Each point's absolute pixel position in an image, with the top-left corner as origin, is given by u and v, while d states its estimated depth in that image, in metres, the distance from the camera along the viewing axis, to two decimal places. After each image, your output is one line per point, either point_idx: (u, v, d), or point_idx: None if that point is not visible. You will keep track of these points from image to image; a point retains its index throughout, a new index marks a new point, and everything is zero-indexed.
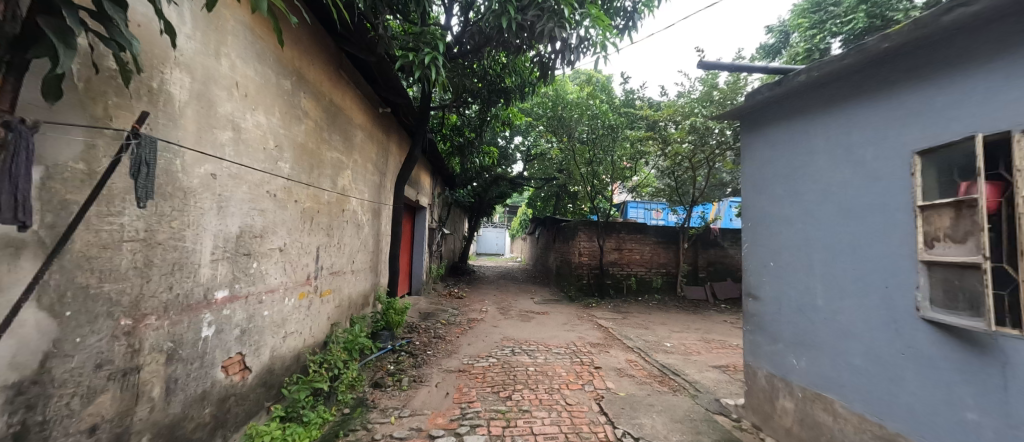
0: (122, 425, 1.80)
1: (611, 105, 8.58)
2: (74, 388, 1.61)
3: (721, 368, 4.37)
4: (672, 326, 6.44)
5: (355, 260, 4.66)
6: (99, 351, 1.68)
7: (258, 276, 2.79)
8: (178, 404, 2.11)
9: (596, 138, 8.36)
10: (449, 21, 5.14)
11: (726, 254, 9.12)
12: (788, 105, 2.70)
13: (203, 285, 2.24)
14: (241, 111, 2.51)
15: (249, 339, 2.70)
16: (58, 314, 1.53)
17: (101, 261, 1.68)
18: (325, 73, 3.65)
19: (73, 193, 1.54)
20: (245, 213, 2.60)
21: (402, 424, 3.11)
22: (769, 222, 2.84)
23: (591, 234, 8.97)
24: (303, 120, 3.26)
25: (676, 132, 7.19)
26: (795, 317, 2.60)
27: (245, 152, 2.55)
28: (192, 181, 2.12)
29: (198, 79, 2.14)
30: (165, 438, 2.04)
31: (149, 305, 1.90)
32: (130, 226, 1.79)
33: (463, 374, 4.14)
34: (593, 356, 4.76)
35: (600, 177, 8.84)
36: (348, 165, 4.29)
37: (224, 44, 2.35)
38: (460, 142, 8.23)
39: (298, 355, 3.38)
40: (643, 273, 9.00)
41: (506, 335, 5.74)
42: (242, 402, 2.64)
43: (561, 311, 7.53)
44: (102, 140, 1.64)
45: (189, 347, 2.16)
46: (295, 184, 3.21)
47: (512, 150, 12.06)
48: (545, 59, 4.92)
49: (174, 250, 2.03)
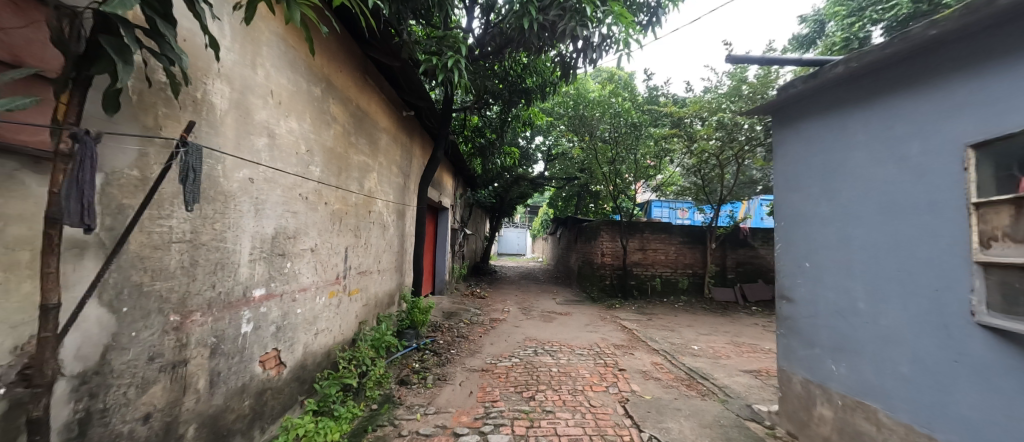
0: (171, 415, 1.92)
1: (634, 102, 8.45)
2: (130, 379, 1.73)
3: (752, 373, 4.23)
4: (699, 329, 6.27)
5: (381, 260, 4.78)
6: (151, 345, 1.80)
7: (292, 275, 2.92)
8: (219, 396, 2.23)
9: (619, 137, 8.29)
10: (471, 23, 5.21)
11: (757, 254, 8.79)
12: (823, 99, 2.60)
13: (241, 283, 2.37)
14: (276, 117, 2.64)
15: (284, 335, 2.83)
16: (116, 310, 1.65)
17: (154, 262, 1.80)
18: (353, 79, 3.78)
19: (128, 198, 1.66)
20: (280, 215, 2.73)
21: (428, 421, 3.18)
22: (803, 221, 2.73)
23: (613, 234, 8.87)
24: (331, 125, 3.38)
25: (702, 128, 6.99)
26: (833, 321, 2.49)
27: (280, 157, 2.68)
28: (232, 185, 2.25)
29: (236, 88, 2.26)
30: (210, 428, 2.17)
31: (194, 302, 2.02)
32: (178, 228, 1.91)
33: (486, 374, 4.18)
34: (617, 357, 4.70)
35: (622, 176, 8.72)
36: (374, 168, 4.42)
37: (259, 54, 2.47)
38: (481, 144, 8.37)
39: (329, 351, 3.51)
40: (668, 273, 8.80)
41: (528, 335, 5.75)
42: (278, 395, 2.77)
43: (584, 312, 7.47)
44: (153, 148, 1.76)
45: (230, 342, 2.29)
46: (325, 187, 3.33)
47: (533, 149, 12.07)
48: (567, 58, 4.91)
49: (216, 251, 2.15)
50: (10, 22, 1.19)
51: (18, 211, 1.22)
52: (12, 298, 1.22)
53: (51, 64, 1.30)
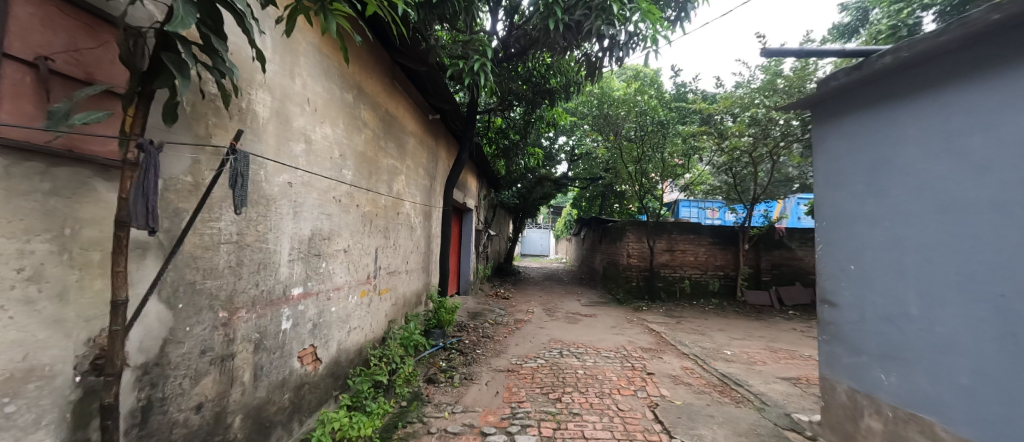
0: (220, 405, 2.05)
1: (661, 100, 8.30)
2: (185, 371, 1.85)
3: (790, 381, 4.05)
4: (732, 333, 6.06)
5: (409, 260, 4.89)
6: (203, 339, 1.93)
7: (327, 275, 3.04)
8: (262, 389, 2.36)
9: (645, 135, 8.12)
10: (495, 25, 5.26)
11: (795, 256, 8.40)
12: (871, 91, 2.46)
13: (281, 282, 2.50)
14: (312, 124, 2.76)
15: (320, 332, 2.95)
16: (173, 306, 1.77)
17: (205, 261, 1.93)
18: (382, 85, 3.89)
19: (183, 202, 1.79)
20: (316, 217, 2.85)
21: (455, 420, 3.23)
22: (845, 221, 2.59)
23: (639, 235, 8.69)
24: (362, 130, 3.50)
25: (734, 125, 6.73)
26: (882, 327, 2.35)
27: (316, 162, 2.80)
28: (274, 189, 2.38)
29: (277, 97, 2.39)
30: (254, 419, 2.30)
31: (241, 299, 2.15)
32: (226, 230, 2.04)
33: (512, 374, 4.20)
34: (646, 361, 4.61)
35: (649, 175, 8.54)
36: (402, 170, 4.53)
37: (297, 64, 2.59)
38: (505, 145, 8.47)
39: (360, 349, 3.63)
40: (698, 275, 8.54)
41: (554, 337, 5.73)
42: (314, 390, 2.90)
43: (609, 314, 7.37)
44: (205, 156, 1.89)
45: (272, 338, 2.42)
46: (357, 190, 3.45)
47: (557, 150, 12.02)
48: (593, 57, 4.86)
49: (259, 252, 2.28)
50: (84, 43, 1.30)
51: (91, 215, 1.33)
52: (86, 294, 1.33)
53: (119, 79, 1.42)
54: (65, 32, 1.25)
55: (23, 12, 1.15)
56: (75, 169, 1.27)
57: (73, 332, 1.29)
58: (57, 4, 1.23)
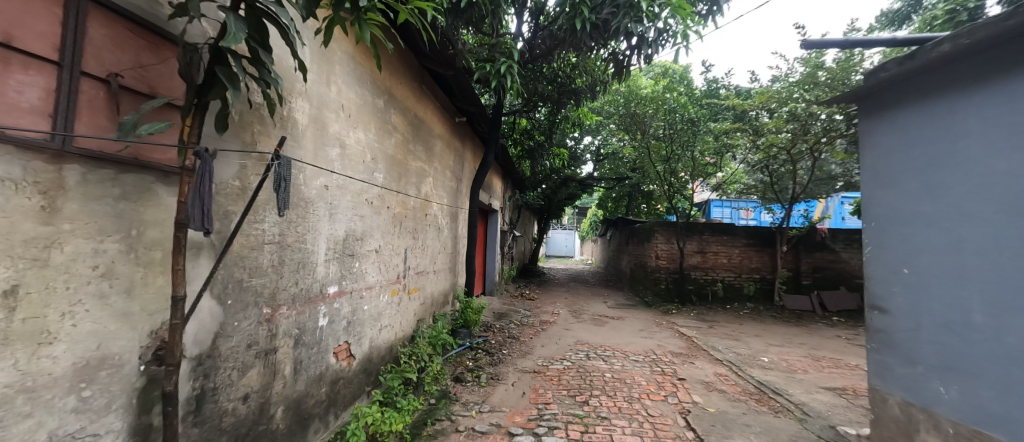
0: (264, 396, 2.17)
1: (691, 97, 8.09)
2: (234, 363, 1.97)
3: (833, 391, 3.84)
4: (769, 339, 5.81)
5: (436, 261, 4.99)
6: (249, 334, 2.05)
7: (360, 274, 3.16)
8: (301, 383, 2.48)
9: (674, 134, 7.90)
10: (520, 27, 5.29)
11: (838, 258, 7.96)
12: (928, 80, 2.30)
13: (319, 281, 2.62)
14: (346, 129, 2.88)
15: (353, 330, 3.07)
16: (223, 302, 1.89)
17: (251, 261, 2.05)
18: (411, 90, 3.99)
19: (232, 205, 1.91)
20: (350, 219, 2.97)
21: (483, 419, 3.28)
22: (897, 221, 2.45)
23: (669, 236, 8.49)
24: (393, 134, 3.61)
25: (771, 121, 6.44)
26: (940, 336, 2.20)
27: (349, 165, 2.91)
28: (311, 192, 2.50)
29: (314, 104, 2.51)
30: (294, 411, 2.42)
31: (282, 297, 2.27)
32: (270, 230, 2.16)
33: (538, 376, 4.21)
34: (676, 366, 4.50)
35: (678, 174, 8.33)
36: (430, 173, 4.63)
37: (333, 73, 2.71)
38: (530, 146, 8.50)
39: (391, 346, 3.74)
40: (731, 278, 8.24)
41: (580, 339, 5.68)
42: (348, 385, 3.01)
43: (637, 317, 7.23)
44: (251, 162, 2.01)
45: (310, 334, 2.54)
46: (387, 192, 3.56)
47: (582, 150, 11.93)
48: (620, 56, 4.80)
49: (299, 252, 2.40)
50: (148, 60, 1.42)
51: (154, 217, 1.44)
52: (150, 290, 1.44)
53: (176, 92, 1.53)
54: (132, 50, 1.37)
55: (98, 33, 1.26)
56: (140, 175, 1.39)
57: (139, 324, 1.40)
58: (125, 25, 1.34)
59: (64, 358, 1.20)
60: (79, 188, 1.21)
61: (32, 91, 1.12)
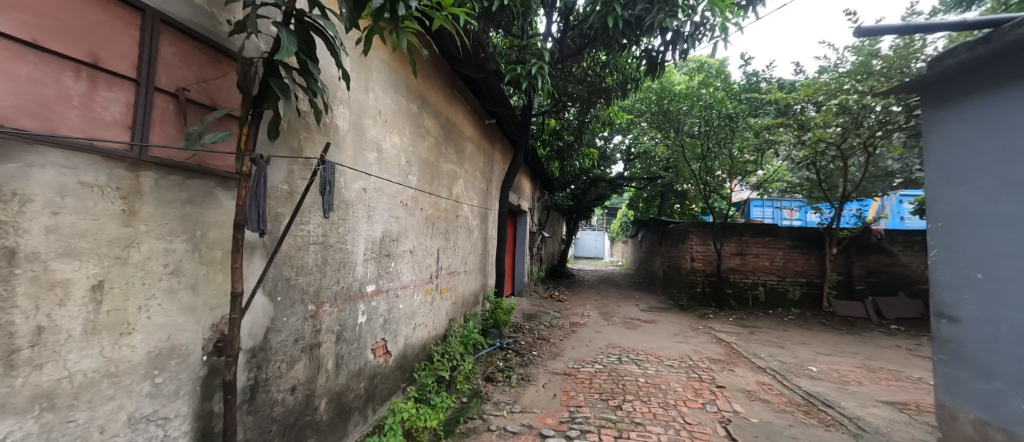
0: (309, 388, 2.29)
1: (728, 92, 7.79)
2: (283, 356, 2.09)
3: (892, 405, 3.57)
4: (817, 348, 5.48)
5: (467, 261, 5.07)
6: (296, 329, 2.17)
7: (396, 274, 3.26)
8: (343, 377, 2.60)
9: (710, 131, 7.63)
10: (550, 28, 5.29)
11: (895, 262, 7.41)
12: (1008, 65, 2.10)
13: (358, 280, 2.74)
14: (383, 133, 2.98)
15: (389, 328, 3.17)
16: (274, 298, 2.01)
17: (298, 260, 2.17)
18: (443, 94, 4.08)
19: (281, 208, 2.03)
20: (387, 220, 3.08)
21: (515, 419, 3.30)
22: (969, 221, 2.25)
23: (705, 237, 8.19)
24: (425, 138, 3.70)
25: (819, 115, 6.08)
26: (1020, 348, 2.01)
27: (386, 169, 3.02)
28: (351, 194, 2.62)
29: (354, 110, 2.62)
30: (336, 403, 2.54)
31: (325, 294, 2.39)
32: (314, 231, 2.28)
33: (569, 378, 4.18)
34: (714, 373, 4.33)
35: (714, 173, 8.04)
36: (461, 175, 4.72)
37: (371, 80, 2.81)
38: (559, 146, 8.48)
39: (424, 345, 3.84)
40: (774, 282, 7.85)
41: (612, 342, 5.59)
42: (385, 380, 3.12)
43: (671, 320, 7.03)
44: (297, 166, 2.13)
45: (350, 330, 2.66)
46: (421, 194, 3.66)
47: (612, 149, 11.78)
48: (654, 52, 4.69)
49: (340, 252, 2.52)
50: (210, 75, 1.55)
51: (215, 219, 1.56)
52: (210, 287, 1.56)
53: (234, 104, 1.66)
54: (196, 66, 1.49)
55: (168, 52, 1.38)
56: (202, 180, 1.51)
57: (202, 318, 1.53)
58: (192, 43, 1.46)
59: (141, 346, 1.32)
60: (153, 193, 1.33)
61: (116, 106, 1.24)
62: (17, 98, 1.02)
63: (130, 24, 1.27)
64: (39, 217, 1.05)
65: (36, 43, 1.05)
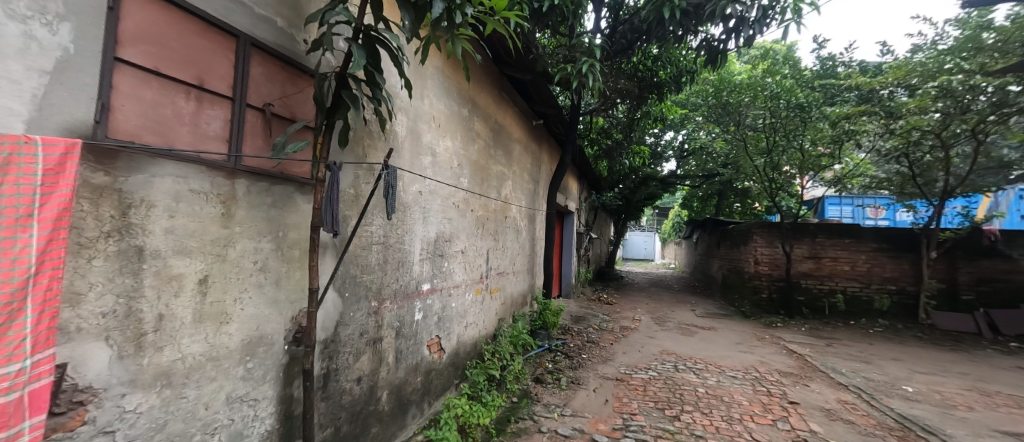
0: (373, 380, 2.44)
1: (797, 79, 7.14)
2: (351, 348, 2.24)
3: (1015, 437, 3.08)
4: (911, 365, 4.87)
5: (516, 262, 5.12)
6: (361, 324, 2.32)
7: (448, 273, 3.37)
8: (402, 370, 2.74)
9: (776, 124, 6.98)
10: (599, 24, 5.21)
11: (1011, 268, 6.39)
12: None
13: (415, 279, 2.87)
14: (436, 138, 3.09)
15: (443, 325, 3.29)
16: (343, 294, 2.17)
17: (363, 259, 2.31)
18: (493, 97, 4.15)
19: (349, 211, 2.19)
20: (440, 221, 3.19)
21: (565, 422, 3.28)
22: None
23: (771, 239, 7.63)
24: (476, 141, 3.78)
25: (912, 100, 5.40)
26: None
27: (439, 171, 3.14)
28: (408, 196, 2.76)
29: (411, 117, 2.74)
30: (395, 395, 2.68)
31: (386, 292, 2.54)
32: (376, 232, 2.42)
33: (621, 384, 4.07)
34: (784, 387, 4.00)
35: (781, 169, 7.41)
36: (509, 176, 4.77)
37: (426, 87, 2.93)
38: (608, 145, 8.30)
39: (475, 343, 3.93)
40: (855, 289, 7.10)
41: (666, 348, 5.36)
42: (439, 376, 3.24)
43: (732, 328, 6.60)
44: (362, 171, 2.28)
45: (408, 327, 2.79)
46: (472, 196, 3.76)
47: (664, 147, 11.33)
48: (715, 42, 4.44)
49: (399, 252, 2.65)
50: (290, 90, 1.71)
51: (294, 221, 1.72)
52: (290, 283, 1.72)
53: (309, 116, 1.82)
54: (278, 83, 1.65)
55: (257, 72, 1.55)
56: (284, 186, 1.66)
57: (284, 310, 1.69)
58: (276, 62, 1.63)
59: (236, 334, 1.48)
60: (245, 198, 1.49)
61: (217, 122, 1.40)
62: (144, 119, 1.20)
63: (228, 48, 1.44)
64: (160, 219, 1.21)
65: (158, 71, 1.22)
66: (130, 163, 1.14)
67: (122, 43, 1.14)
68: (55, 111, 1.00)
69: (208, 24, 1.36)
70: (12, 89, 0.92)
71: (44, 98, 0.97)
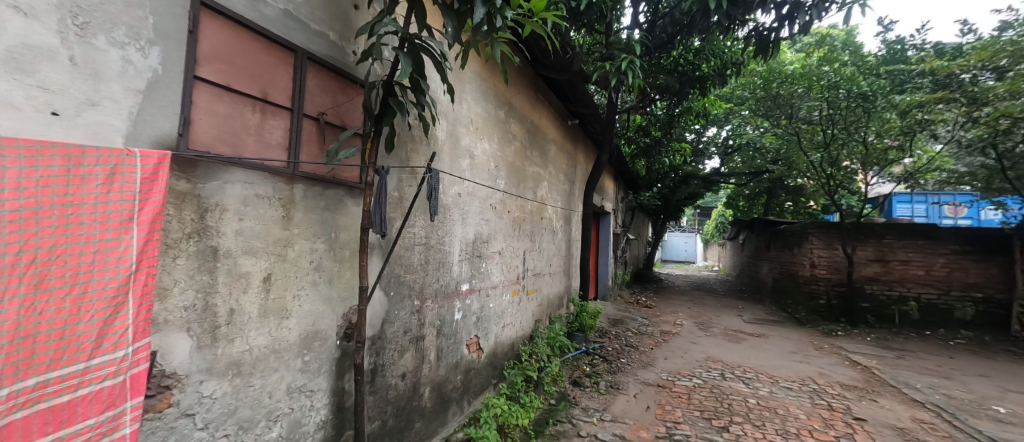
0: (416, 376, 2.52)
1: (859, 66, 6.60)
2: (396, 345, 2.33)
3: None
4: (1001, 383, 4.36)
5: (552, 263, 5.10)
6: (405, 321, 2.41)
7: (486, 274, 3.42)
8: (443, 368, 2.81)
9: (836, 115, 6.51)
10: (637, 19, 5.09)
11: None
12: None
13: (455, 279, 2.93)
14: (474, 141, 3.14)
15: (482, 324, 3.34)
16: (388, 293, 2.26)
17: (406, 259, 2.40)
18: (529, 98, 4.17)
19: (394, 213, 2.28)
20: (479, 222, 3.25)
21: (605, 427, 3.22)
22: None
23: (830, 240, 7.12)
24: (512, 142, 3.81)
25: (1001, 85, 4.82)
26: None
27: (477, 173, 3.19)
28: (448, 197, 2.83)
29: (450, 121, 2.81)
30: (437, 392, 2.75)
31: (428, 291, 2.62)
32: (419, 233, 2.51)
33: (664, 390, 3.94)
34: (847, 402, 3.71)
35: (840, 164, 6.88)
36: (545, 177, 4.76)
37: (464, 91, 2.98)
38: (645, 143, 8.05)
39: (512, 344, 3.96)
40: (931, 297, 6.46)
41: (711, 355, 5.13)
42: (478, 375, 3.30)
43: (785, 335, 6.20)
44: (405, 175, 2.36)
45: (449, 325, 2.86)
46: (508, 197, 3.79)
47: (706, 143, 10.91)
48: (765, 31, 4.21)
49: (439, 252, 2.73)
50: (341, 100, 1.81)
51: (345, 222, 1.82)
52: (341, 281, 1.81)
53: (358, 123, 1.91)
54: (331, 93, 1.75)
55: (312, 83, 1.65)
56: (336, 190, 1.76)
57: (336, 307, 1.78)
58: (329, 73, 1.73)
59: (295, 329, 1.59)
60: (302, 201, 1.59)
61: (278, 131, 1.51)
62: (218, 130, 1.31)
63: (288, 63, 1.55)
64: (231, 222, 1.33)
65: (229, 86, 1.34)
66: (207, 171, 1.26)
67: (200, 62, 1.25)
68: (148, 126, 1.12)
69: (271, 41, 1.47)
70: (115, 108, 1.05)
71: (139, 114, 1.10)
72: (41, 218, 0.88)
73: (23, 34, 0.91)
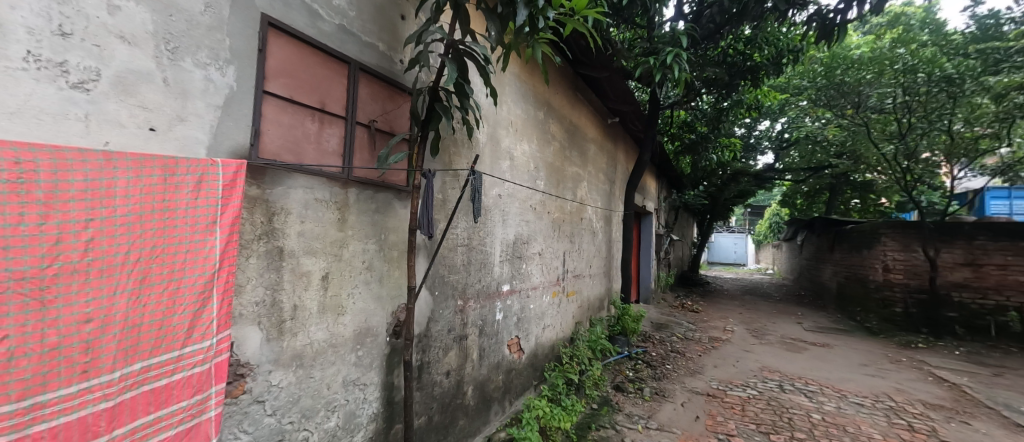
0: (459, 374, 2.58)
1: (940, 47, 5.91)
2: (440, 344, 2.40)
3: None
4: None
5: (593, 265, 5.02)
6: (449, 321, 2.47)
7: (527, 275, 3.43)
8: (484, 368, 2.85)
9: (912, 101, 5.86)
10: (682, 10, 4.90)
11: None
12: None
13: (496, 279, 2.97)
14: (514, 143, 3.16)
15: (523, 325, 3.36)
16: (433, 292, 2.32)
17: (450, 260, 2.46)
18: (568, 98, 4.13)
19: (438, 215, 2.35)
20: (519, 223, 3.27)
21: (650, 436, 3.12)
22: None
23: (908, 242, 6.51)
24: (551, 143, 3.80)
25: None
26: None
27: (517, 175, 3.21)
28: (489, 199, 2.87)
29: (490, 124, 2.84)
30: (479, 391, 2.80)
31: (471, 291, 2.67)
32: (462, 234, 2.56)
33: (714, 400, 3.75)
34: (933, 423, 3.33)
35: (917, 156, 6.21)
36: (584, 177, 4.70)
37: (504, 93, 3.01)
38: (691, 140, 7.70)
39: (553, 346, 3.94)
40: None
41: (767, 365, 4.81)
42: (519, 376, 3.31)
43: (852, 346, 5.69)
44: (449, 178, 2.42)
45: (490, 326, 2.90)
46: (548, 197, 3.78)
47: (759, 138, 10.26)
48: (828, 12, 3.90)
49: (481, 253, 2.77)
50: (389, 107, 1.89)
51: (394, 224, 1.90)
52: (390, 281, 1.89)
53: (405, 129, 1.99)
54: (380, 101, 1.83)
55: (364, 92, 1.74)
56: (385, 193, 1.85)
57: (385, 306, 1.86)
58: (378, 82, 1.81)
59: (349, 325, 1.68)
60: (356, 204, 1.69)
61: (334, 139, 1.60)
62: (283, 140, 1.42)
63: (342, 74, 1.64)
64: (294, 224, 1.43)
65: (292, 99, 1.44)
66: (273, 178, 1.37)
67: (268, 77, 1.37)
68: (225, 138, 1.24)
69: (328, 55, 1.57)
70: (199, 123, 1.17)
71: (218, 127, 1.22)
72: (144, 222, 1.00)
73: (126, 60, 1.03)
